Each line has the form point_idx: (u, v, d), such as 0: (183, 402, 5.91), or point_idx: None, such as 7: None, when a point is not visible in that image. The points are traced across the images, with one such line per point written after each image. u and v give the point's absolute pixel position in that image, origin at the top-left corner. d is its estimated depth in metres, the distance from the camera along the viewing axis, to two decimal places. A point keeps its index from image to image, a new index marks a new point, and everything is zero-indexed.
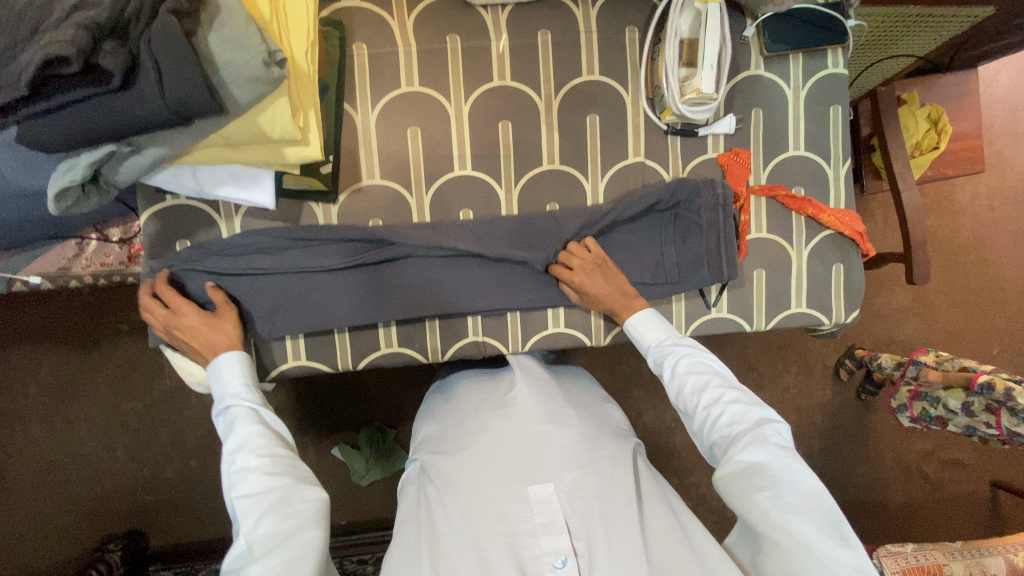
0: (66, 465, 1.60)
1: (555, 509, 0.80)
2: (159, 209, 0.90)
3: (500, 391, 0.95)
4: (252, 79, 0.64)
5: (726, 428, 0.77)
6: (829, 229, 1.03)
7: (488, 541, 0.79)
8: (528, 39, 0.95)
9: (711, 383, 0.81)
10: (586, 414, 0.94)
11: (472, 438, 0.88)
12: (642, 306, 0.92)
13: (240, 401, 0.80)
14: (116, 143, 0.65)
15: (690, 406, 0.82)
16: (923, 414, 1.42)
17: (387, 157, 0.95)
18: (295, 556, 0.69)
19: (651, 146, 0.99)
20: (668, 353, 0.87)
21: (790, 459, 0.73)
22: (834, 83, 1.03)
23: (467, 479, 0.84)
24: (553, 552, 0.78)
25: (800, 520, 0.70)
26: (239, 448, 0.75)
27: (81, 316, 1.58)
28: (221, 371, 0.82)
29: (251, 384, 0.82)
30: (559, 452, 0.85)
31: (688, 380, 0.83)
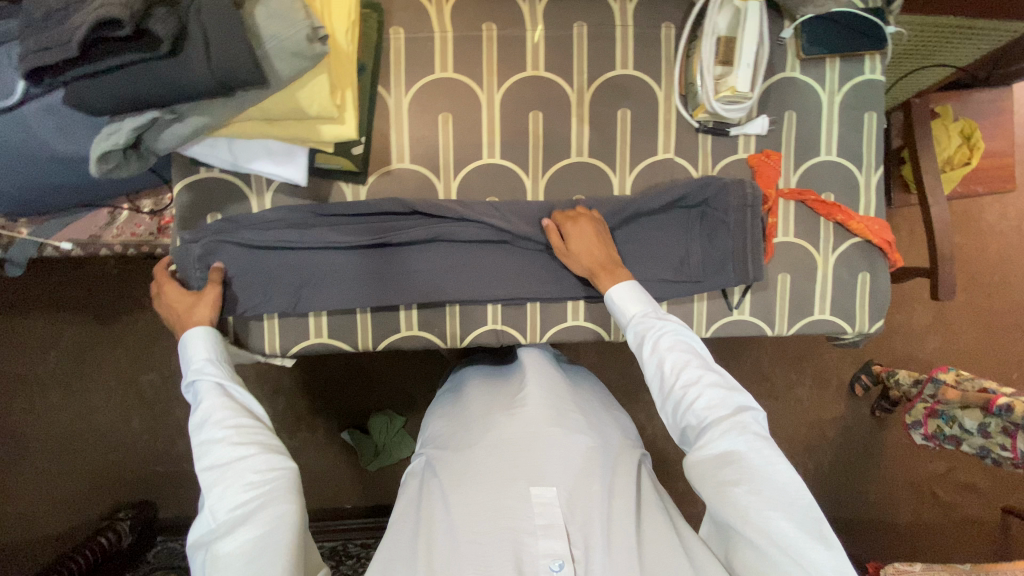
0: (82, 432, 1.63)
1: (556, 513, 0.78)
2: (192, 181, 0.92)
3: (509, 393, 0.94)
4: (296, 53, 0.65)
5: (702, 412, 0.76)
6: (857, 237, 1.02)
7: (483, 536, 0.77)
8: (564, 31, 0.95)
9: (692, 364, 0.79)
10: (596, 421, 0.92)
11: (477, 438, 0.87)
12: (626, 277, 0.88)
13: (206, 373, 0.81)
14: (160, 110, 0.66)
15: (667, 384, 0.79)
16: (937, 432, 1.38)
17: (417, 141, 0.95)
18: (264, 529, 0.69)
19: (681, 143, 0.98)
20: (650, 327, 0.83)
21: (768, 450, 0.73)
22: (871, 89, 1.01)
23: (467, 476, 0.83)
24: (550, 554, 0.75)
25: (777, 516, 0.69)
26: (203, 422, 0.77)
27: (105, 286, 1.61)
28: (191, 345, 0.83)
29: (218, 355, 0.83)
30: (564, 457, 0.83)
31: (667, 357, 0.80)
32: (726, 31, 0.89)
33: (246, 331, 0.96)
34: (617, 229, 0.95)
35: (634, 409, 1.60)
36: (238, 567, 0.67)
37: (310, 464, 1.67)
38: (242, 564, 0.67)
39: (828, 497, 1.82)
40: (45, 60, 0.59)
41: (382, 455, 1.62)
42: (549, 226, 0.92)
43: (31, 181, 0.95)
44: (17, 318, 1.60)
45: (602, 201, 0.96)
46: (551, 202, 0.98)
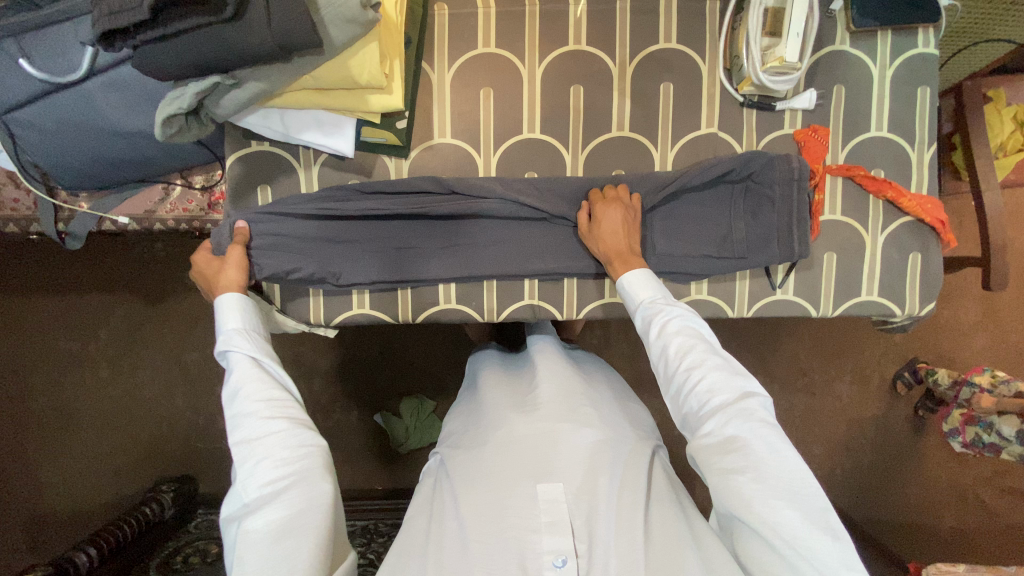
0: (129, 406, 1.71)
1: (562, 509, 0.73)
2: (244, 154, 0.95)
3: (521, 391, 0.91)
4: (349, 20, 0.67)
5: (704, 396, 0.71)
6: (908, 216, 0.98)
7: (489, 532, 0.73)
8: (606, 6, 0.95)
9: (697, 350, 0.74)
10: (610, 414, 0.87)
11: (486, 434, 0.84)
12: (639, 265, 0.86)
13: (240, 344, 0.79)
14: (221, 75, 0.69)
15: (671, 368, 0.74)
16: (975, 440, 1.33)
17: (458, 116, 0.96)
18: (295, 510, 0.68)
19: (724, 118, 0.97)
20: (658, 312, 0.79)
21: (774, 437, 0.67)
22: (925, 63, 0.98)
23: (476, 474, 0.79)
24: (554, 551, 0.71)
25: (783, 507, 0.63)
26: (237, 394, 0.76)
27: (153, 266, 1.67)
28: (225, 311, 0.82)
29: (247, 327, 0.82)
30: (573, 454, 0.78)
31: (672, 343, 0.75)
32: None
33: (292, 301, 0.99)
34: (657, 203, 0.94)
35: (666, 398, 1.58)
36: (268, 544, 0.66)
37: (343, 445, 1.71)
38: (272, 543, 0.66)
39: (866, 498, 1.75)
40: (118, 22, 0.62)
41: (413, 437, 1.62)
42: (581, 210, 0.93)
43: (95, 154, 1.00)
44: (72, 296, 1.68)
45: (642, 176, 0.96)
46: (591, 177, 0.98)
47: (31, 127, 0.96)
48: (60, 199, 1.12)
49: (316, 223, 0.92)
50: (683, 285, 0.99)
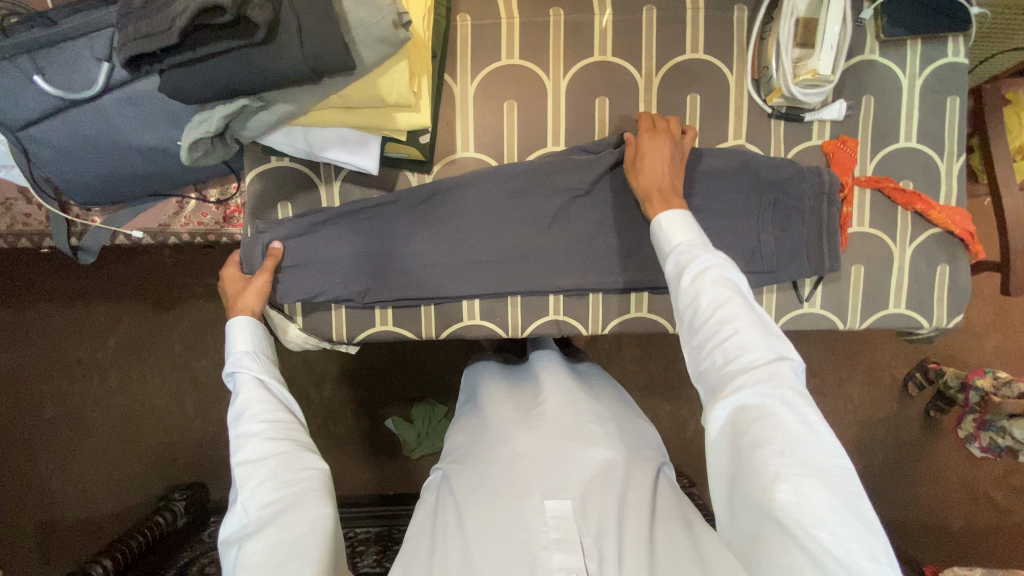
0: (139, 415, 1.69)
1: (571, 526, 0.72)
2: (264, 169, 0.93)
3: (526, 404, 0.90)
4: (382, 39, 0.65)
5: (732, 352, 0.67)
6: (936, 227, 0.97)
7: (493, 548, 0.72)
8: (633, 15, 0.93)
9: (732, 305, 0.69)
10: (616, 430, 0.86)
11: (491, 449, 0.83)
12: (681, 206, 0.79)
13: (248, 366, 0.79)
14: (249, 97, 0.67)
15: (700, 319, 0.70)
16: (992, 445, 1.32)
17: (482, 129, 0.95)
18: (293, 533, 0.66)
19: (752, 129, 0.95)
20: (694, 258, 0.73)
21: (803, 407, 0.63)
22: (955, 72, 0.96)
23: (482, 488, 0.78)
24: (564, 568, 0.68)
25: (805, 481, 0.60)
26: (240, 415, 0.75)
27: (162, 273, 1.65)
28: (236, 333, 0.82)
29: (254, 348, 0.81)
30: (580, 470, 0.78)
31: (707, 294, 0.70)
32: (807, 10, 0.86)
33: (312, 319, 0.97)
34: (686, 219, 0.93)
35: (680, 402, 1.57)
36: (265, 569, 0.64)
37: (357, 452, 1.70)
38: (269, 567, 0.64)
39: (878, 498, 1.76)
40: (147, 46, 0.60)
41: (425, 443, 1.57)
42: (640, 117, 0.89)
43: (110, 170, 0.98)
44: (79, 304, 1.66)
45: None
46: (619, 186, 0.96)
47: (44, 144, 0.94)
48: (72, 214, 1.10)
49: (344, 241, 0.91)
50: None
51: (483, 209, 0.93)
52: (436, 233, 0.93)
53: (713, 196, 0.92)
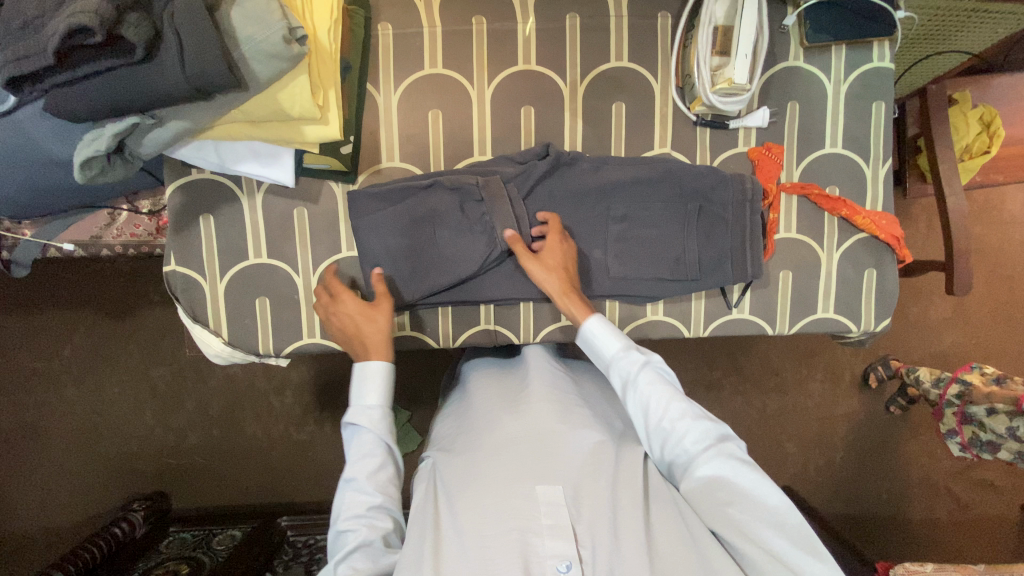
0: (97, 425, 1.67)
1: (563, 512, 0.71)
2: (184, 183, 0.92)
3: (513, 392, 0.88)
4: (272, 54, 0.64)
5: (687, 444, 0.75)
6: (864, 232, 0.98)
7: (488, 532, 0.70)
8: (556, 23, 0.93)
9: (677, 401, 0.77)
10: (600, 413, 0.87)
11: (480, 435, 0.81)
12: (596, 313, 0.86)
13: (369, 423, 0.81)
14: (140, 114, 0.67)
15: (654, 422, 0.78)
16: (973, 440, 1.23)
17: (407, 139, 0.93)
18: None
19: (678, 137, 0.96)
20: (634, 365, 0.81)
21: (754, 473, 0.72)
22: (880, 77, 0.97)
23: (470, 477, 0.76)
24: (557, 555, 0.68)
25: (769, 527, 0.69)
26: (354, 471, 0.77)
27: (115, 282, 1.63)
28: (360, 382, 0.82)
29: (383, 403, 0.82)
30: (568, 453, 0.77)
31: (648, 397, 0.79)
32: (725, 18, 0.85)
33: (238, 332, 0.95)
34: (614, 228, 0.94)
35: None
36: None
37: (318, 458, 1.69)
38: None
39: (841, 494, 1.78)
40: (24, 67, 0.59)
41: None
42: (547, 218, 0.90)
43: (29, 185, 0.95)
44: (32, 315, 1.64)
45: (591, 181, 0.93)
46: (564, 186, 0.93)
47: None
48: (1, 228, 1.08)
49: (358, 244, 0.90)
50: (638, 306, 0.98)
51: (415, 218, 0.90)
52: (361, 249, 0.90)
53: (638, 207, 0.94)
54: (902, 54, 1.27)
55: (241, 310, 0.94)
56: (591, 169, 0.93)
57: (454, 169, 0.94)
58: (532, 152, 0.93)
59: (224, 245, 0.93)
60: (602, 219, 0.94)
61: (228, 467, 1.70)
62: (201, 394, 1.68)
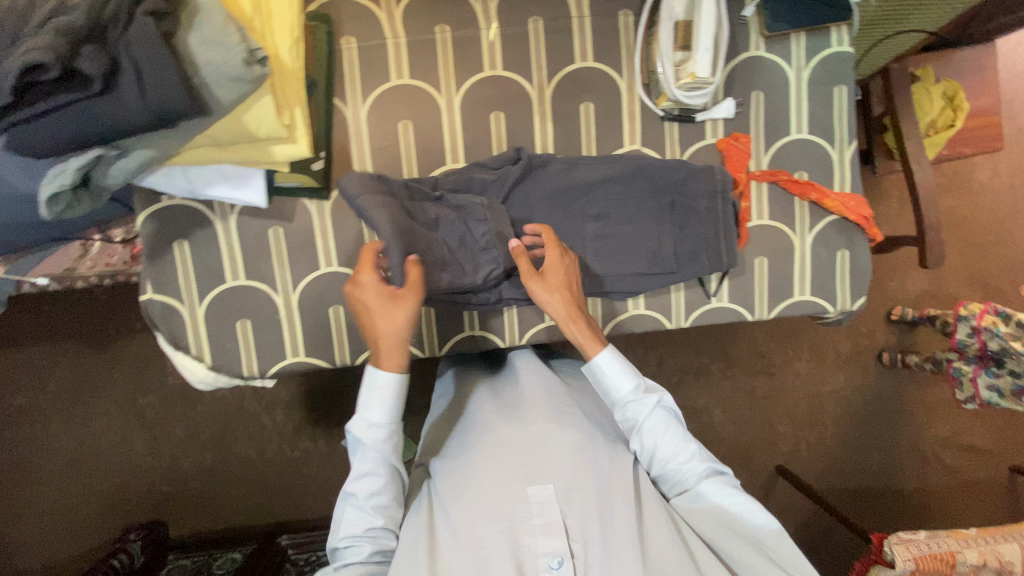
0: (86, 457, 1.65)
1: (554, 510, 0.73)
2: (156, 210, 0.91)
3: (506, 398, 0.89)
4: (235, 78, 0.64)
5: (688, 473, 0.82)
6: (834, 215, 1.00)
7: (482, 535, 0.72)
8: (519, 27, 0.93)
9: (681, 436, 0.83)
10: (588, 411, 0.88)
11: (475, 445, 0.82)
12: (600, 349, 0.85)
13: (372, 441, 0.79)
14: (103, 147, 0.66)
15: (661, 454, 0.83)
16: (988, 328, 1.18)
17: (379, 151, 0.93)
18: None
19: (647, 133, 0.97)
20: (643, 404, 0.84)
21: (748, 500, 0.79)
22: (839, 61, 0.99)
23: (463, 483, 0.78)
24: (550, 552, 0.71)
25: (759, 546, 0.76)
26: (355, 489, 0.78)
27: (95, 312, 1.61)
28: (369, 397, 0.79)
29: (388, 423, 0.80)
30: (558, 452, 0.78)
31: (656, 437, 0.82)
32: (684, 13, 0.86)
33: (220, 357, 0.94)
34: (592, 227, 0.95)
35: None
36: None
37: (314, 474, 1.69)
38: None
39: (834, 469, 1.80)
40: None
41: None
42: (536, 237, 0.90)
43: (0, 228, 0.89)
44: (13, 350, 1.61)
45: (565, 181, 0.93)
46: (538, 186, 0.94)
47: None
48: None
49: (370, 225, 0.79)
50: (620, 302, 1.00)
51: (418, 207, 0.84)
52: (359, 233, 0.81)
53: (614, 205, 0.95)
54: (868, 28, 1.29)
55: (222, 334, 0.94)
56: (566, 172, 0.94)
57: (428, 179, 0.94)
58: (504, 157, 0.94)
59: (200, 270, 0.92)
60: (580, 219, 0.95)
61: (224, 489, 1.68)
62: (191, 419, 1.66)
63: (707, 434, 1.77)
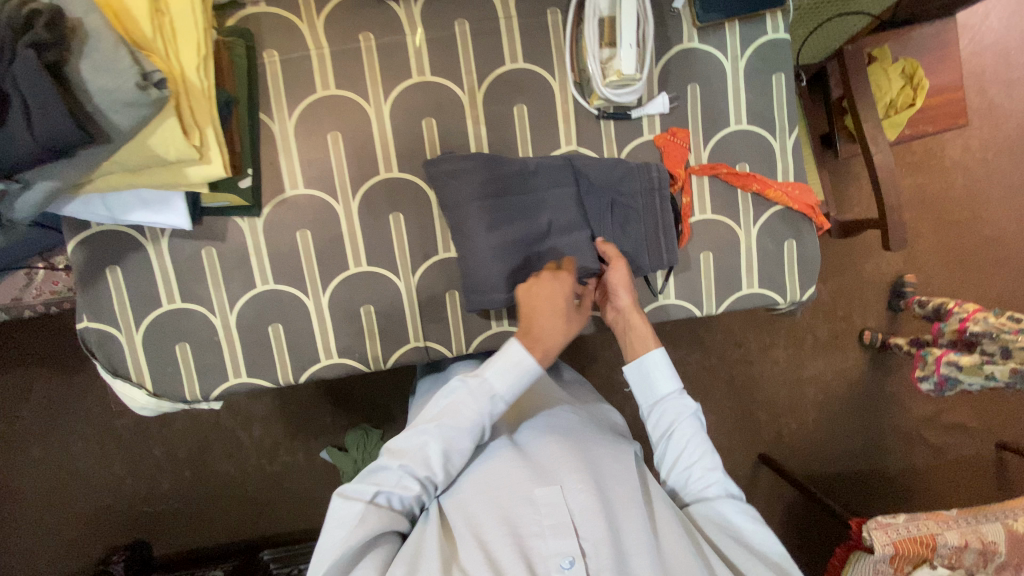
0: (43, 488, 1.57)
1: (563, 510, 0.72)
2: (84, 237, 0.89)
3: (516, 412, 0.90)
4: (130, 104, 0.63)
5: (706, 486, 0.81)
6: (778, 205, 0.99)
7: (489, 535, 0.70)
8: (445, 31, 0.91)
9: (706, 450, 0.82)
10: (588, 419, 0.90)
11: (489, 448, 0.82)
12: (656, 345, 0.86)
13: (488, 403, 0.75)
14: (4, 181, 0.64)
15: (680, 460, 0.82)
16: (977, 317, 1.20)
17: (309, 165, 0.92)
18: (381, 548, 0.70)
19: (582, 132, 0.96)
20: (676, 405, 0.84)
21: (763, 525, 0.78)
22: (775, 49, 0.97)
23: (472, 484, 0.77)
24: (559, 553, 0.69)
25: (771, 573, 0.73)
26: (451, 431, 0.73)
27: (40, 340, 1.53)
28: (509, 365, 0.75)
29: (510, 398, 0.76)
30: (568, 456, 0.78)
31: (685, 445, 0.82)
32: (609, 9, 0.84)
33: (162, 381, 0.93)
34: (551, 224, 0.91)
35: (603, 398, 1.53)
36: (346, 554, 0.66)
37: (293, 490, 1.62)
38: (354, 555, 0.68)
39: (818, 455, 1.75)
40: None
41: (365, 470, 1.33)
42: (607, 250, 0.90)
43: None
44: None
45: (510, 176, 0.90)
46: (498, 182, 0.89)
47: None
48: None
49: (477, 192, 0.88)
50: None
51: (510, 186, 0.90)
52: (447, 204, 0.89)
53: (561, 210, 0.91)
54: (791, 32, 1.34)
55: (162, 358, 0.93)
56: (515, 171, 0.90)
57: (362, 191, 0.93)
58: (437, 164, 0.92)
59: (133, 295, 0.91)
60: (540, 220, 0.91)
61: (186, 512, 1.61)
62: (150, 442, 1.59)
63: None
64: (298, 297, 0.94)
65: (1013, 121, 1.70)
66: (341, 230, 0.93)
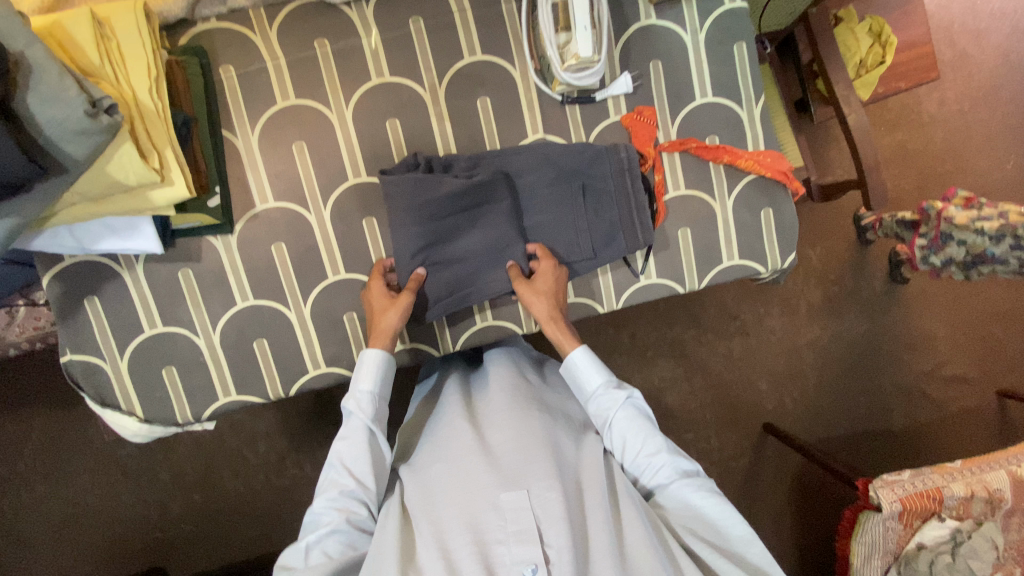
0: (43, 528, 1.53)
1: (528, 516, 0.71)
2: (59, 270, 0.89)
3: (479, 408, 0.89)
4: (81, 133, 0.63)
5: (665, 477, 0.82)
6: (751, 174, 0.99)
7: (453, 542, 0.71)
8: (401, 30, 0.91)
9: (655, 440, 0.83)
10: (553, 413, 0.87)
11: (449, 452, 0.81)
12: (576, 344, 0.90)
13: (359, 407, 0.84)
14: None
15: (635, 454, 0.84)
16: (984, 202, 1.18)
17: (277, 177, 0.91)
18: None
19: (548, 120, 0.95)
20: (615, 401, 0.86)
21: (723, 505, 0.79)
22: (734, 19, 0.97)
23: (434, 494, 0.77)
24: (522, 560, 0.69)
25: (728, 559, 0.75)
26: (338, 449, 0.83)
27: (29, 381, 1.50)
28: (361, 367, 0.87)
29: (375, 392, 0.86)
30: (531, 457, 0.77)
31: (624, 434, 0.85)
32: None
33: (151, 407, 0.93)
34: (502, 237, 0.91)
35: None
36: None
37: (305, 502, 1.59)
38: None
39: (824, 420, 1.73)
40: None
41: None
42: (537, 251, 0.92)
43: None
44: None
45: (463, 190, 0.87)
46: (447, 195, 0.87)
47: None
48: None
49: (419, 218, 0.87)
50: None
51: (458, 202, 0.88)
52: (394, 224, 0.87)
53: (503, 224, 0.90)
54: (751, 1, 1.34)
55: (149, 384, 0.93)
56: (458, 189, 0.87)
57: (333, 198, 0.92)
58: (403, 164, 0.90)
59: (115, 324, 0.91)
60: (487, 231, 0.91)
61: (194, 539, 1.58)
62: (149, 471, 1.56)
63: (691, 403, 1.70)
64: (279, 310, 0.93)
65: (985, 69, 1.69)
66: (315, 240, 0.93)
